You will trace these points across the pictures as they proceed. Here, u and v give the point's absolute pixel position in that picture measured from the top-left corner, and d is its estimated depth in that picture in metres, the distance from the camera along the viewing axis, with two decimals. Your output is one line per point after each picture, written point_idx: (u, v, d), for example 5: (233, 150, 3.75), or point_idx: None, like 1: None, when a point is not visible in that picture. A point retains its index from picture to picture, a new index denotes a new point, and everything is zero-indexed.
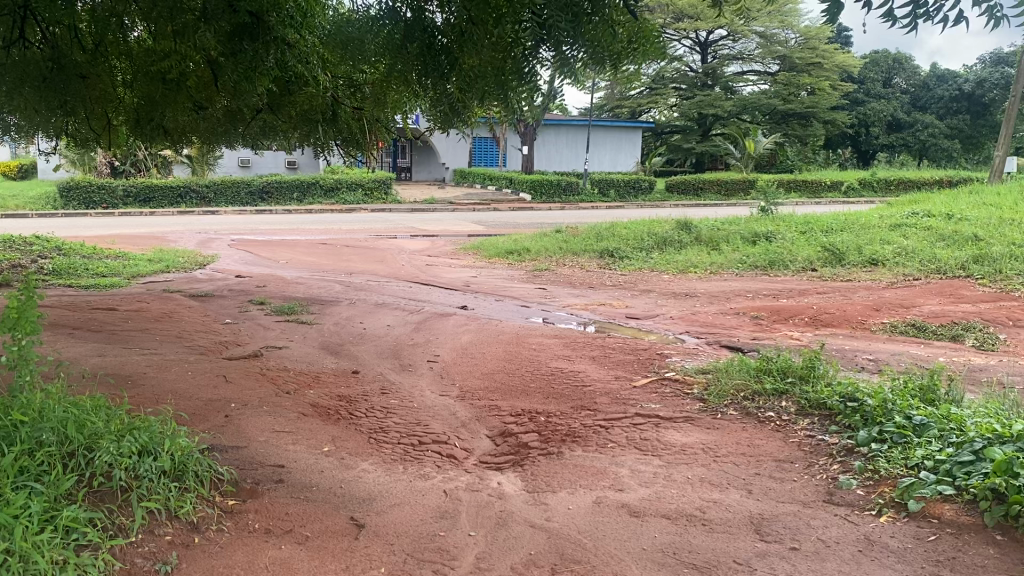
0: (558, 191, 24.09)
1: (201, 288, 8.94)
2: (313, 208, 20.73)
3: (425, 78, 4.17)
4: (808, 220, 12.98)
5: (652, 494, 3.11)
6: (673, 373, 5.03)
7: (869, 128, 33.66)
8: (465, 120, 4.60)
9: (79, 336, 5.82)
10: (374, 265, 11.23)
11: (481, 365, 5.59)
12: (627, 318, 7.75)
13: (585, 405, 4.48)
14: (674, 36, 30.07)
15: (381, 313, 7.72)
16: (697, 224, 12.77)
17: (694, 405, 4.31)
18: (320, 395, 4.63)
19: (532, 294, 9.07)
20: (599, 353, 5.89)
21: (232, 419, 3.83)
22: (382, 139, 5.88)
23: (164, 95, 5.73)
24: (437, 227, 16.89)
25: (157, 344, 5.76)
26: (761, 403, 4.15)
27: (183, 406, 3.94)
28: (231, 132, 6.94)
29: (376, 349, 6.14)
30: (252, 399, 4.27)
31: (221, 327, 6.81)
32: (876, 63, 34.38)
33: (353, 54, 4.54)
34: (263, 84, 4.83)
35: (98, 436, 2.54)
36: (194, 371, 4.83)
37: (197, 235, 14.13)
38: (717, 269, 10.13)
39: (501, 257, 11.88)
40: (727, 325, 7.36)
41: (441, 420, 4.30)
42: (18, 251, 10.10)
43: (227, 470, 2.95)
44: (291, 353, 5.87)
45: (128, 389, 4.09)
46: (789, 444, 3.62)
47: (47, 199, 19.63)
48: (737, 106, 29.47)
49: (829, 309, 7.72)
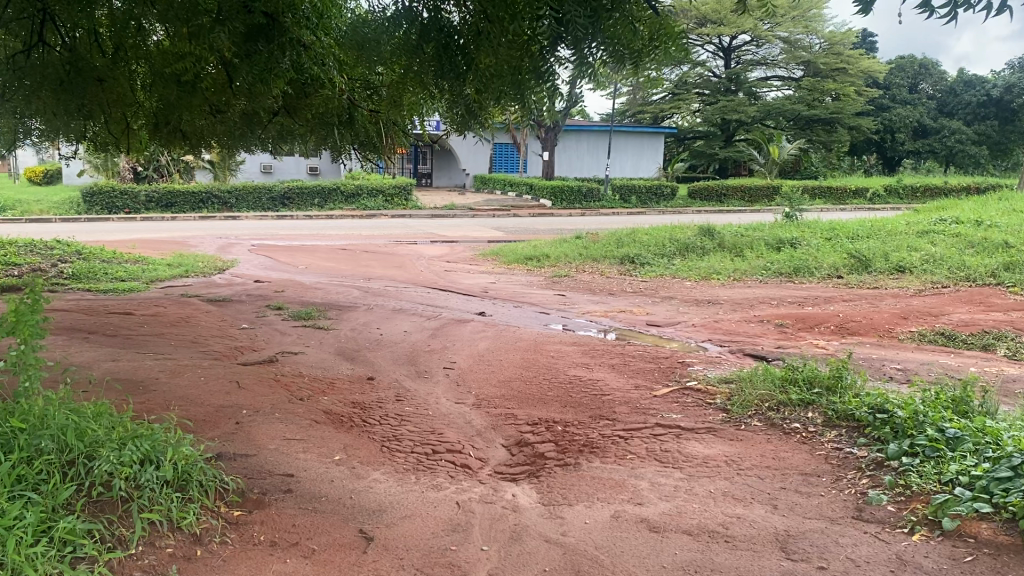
0: (578, 197, 23.99)
1: (219, 293, 8.91)
2: (334, 214, 20.76)
3: (440, 81, 4.09)
4: (833, 226, 12.78)
5: (672, 509, 2.99)
6: (695, 382, 4.90)
7: (895, 134, 33.28)
8: (482, 122, 4.50)
9: (93, 340, 5.78)
10: (393, 271, 11.17)
11: (498, 373, 5.49)
12: (648, 325, 7.62)
13: (604, 415, 4.36)
14: (697, 42, 29.93)
15: (399, 318, 7.64)
16: (719, 230, 12.63)
17: (717, 416, 4.18)
18: (334, 401, 4.55)
19: (551, 300, 8.96)
20: (618, 361, 5.77)
21: (243, 427, 3.75)
22: (399, 142, 5.85)
23: (180, 98, 5.69)
24: (456, 233, 16.84)
25: (172, 349, 5.72)
26: (786, 414, 4.01)
27: (192, 413, 3.87)
28: (249, 136, 6.92)
29: (393, 356, 6.05)
30: (265, 405, 4.19)
31: (237, 332, 6.76)
32: (903, 69, 34.04)
33: (369, 55, 4.47)
34: (278, 86, 4.78)
35: (99, 445, 2.46)
36: (207, 377, 4.76)
37: (218, 240, 14.16)
38: (741, 276, 9.98)
39: (521, 263, 11.79)
40: (750, 333, 7.21)
41: (456, 428, 4.20)
42: (38, 254, 10.14)
43: (233, 480, 2.87)
44: (307, 359, 5.80)
45: (138, 396, 4.03)
46: (816, 457, 3.48)
47: (71, 204, 19.82)
48: (761, 112, 29.21)
49: (855, 317, 7.55)
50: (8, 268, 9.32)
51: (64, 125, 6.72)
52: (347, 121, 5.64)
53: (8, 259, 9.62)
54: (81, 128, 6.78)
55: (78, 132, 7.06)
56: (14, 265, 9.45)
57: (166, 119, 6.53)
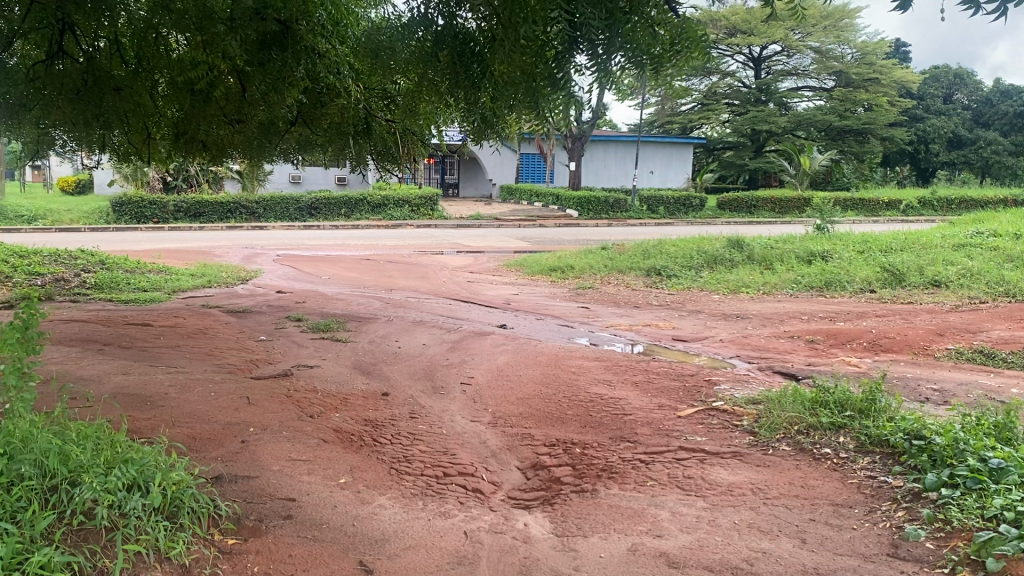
0: (605, 208, 23.81)
1: (240, 304, 8.85)
2: (360, 224, 20.75)
3: (456, 90, 3.97)
4: (866, 239, 12.48)
5: (693, 542, 2.81)
6: (721, 402, 4.69)
7: (929, 145, 32.73)
8: (500, 131, 4.37)
9: (108, 352, 5.72)
10: (416, 282, 11.06)
11: (516, 390, 5.33)
12: (674, 340, 7.41)
13: (625, 436, 4.18)
14: (726, 52, 29.69)
15: (418, 331, 7.50)
16: (749, 242, 12.37)
17: (743, 439, 3.98)
18: (345, 419, 4.41)
19: (574, 313, 8.78)
20: (642, 378, 5.58)
21: (248, 446, 3.63)
22: (417, 151, 5.70)
23: (197, 107, 5.65)
24: (481, 244, 16.72)
25: (186, 362, 5.62)
26: (816, 439, 3.80)
27: (197, 432, 3.76)
28: (269, 147, 6.85)
29: (409, 370, 5.91)
30: (273, 423, 4.06)
31: (254, 344, 6.66)
32: (937, 79, 33.54)
33: (384, 64, 4.35)
34: (292, 95, 4.69)
35: (84, 470, 2.33)
36: (217, 392, 4.66)
37: (243, 250, 14.16)
38: (770, 289, 9.74)
39: (545, 275, 11.62)
40: (780, 349, 6.98)
41: (470, 449, 4.05)
42: (62, 264, 10.17)
43: (229, 506, 2.73)
44: (322, 373, 5.68)
45: (142, 414, 3.92)
46: (848, 486, 3.27)
47: (100, 214, 19.99)
48: (791, 122, 28.86)
49: (889, 333, 7.29)
50: (32, 277, 9.33)
51: (83, 136, 6.66)
52: (364, 131, 5.54)
53: (32, 268, 9.64)
54: (101, 138, 6.73)
55: (97, 143, 6.99)
56: (38, 274, 9.47)
57: (185, 128, 6.45)
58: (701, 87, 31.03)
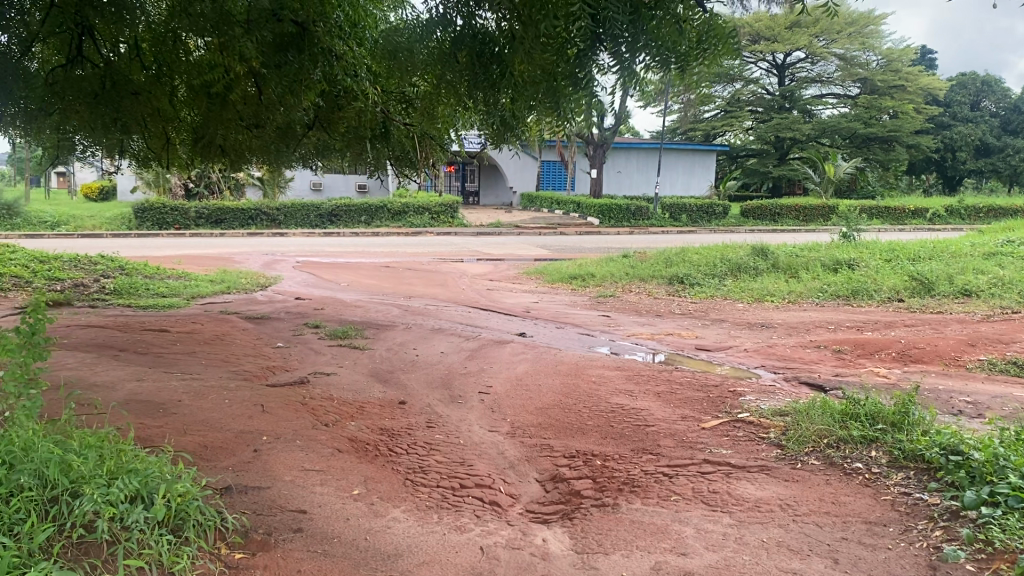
0: (626, 215, 23.65)
1: (259, 310, 8.81)
2: (380, 231, 20.74)
3: (475, 91, 3.88)
4: (893, 247, 12.27)
5: (719, 561, 2.68)
6: (746, 414, 4.55)
7: (956, 153, 32.32)
8: (519, 134, 4.28)
9: (123, 358, 5.67)
10: (435, 289, 10.97)
11: (536, 399, 5.21)
12: (697, 350, 7.26)
13: (647, 448, 4.06)
14: (750, 59, 29.51)
15: (437, 339, 7.41)
16: (773, 250, 12.20)
17: (770, 453, 3.85)
18: (361, 427, 4.31)
19: (595, 322, 8.65)
20: (664, 388, 5.44)
21: (260, 455, 3.54)
22: (435, 155, 5.61)
23: (214, 112, 5.59)
24: (501, 251, 16.64)
25: (201, 369, 5.56)
26: (847, 452, 3.65)
27: (208, 441, 3.68)
28: (287, 152, 6.79)
29: (427, 378, 5.82)
30: (287, 431, 3.97)
31: (271, 351, 6.60)
32: (964, 86, 33.14)
33: (402, 66, 4.26)
34: (308, 98, 4.62)
35: (86, 481, 2.24)
36: (231, 400, 4.58)
37: (264, 257, 14.18)
38: (795, 298, 9.56)
39: (565, 283, 11.51)
40: (806, 359, 6.82)
41: (487, 460, 3.94)
42: (82, 270, 10.18)
43: (237, 520, 2.63)
44: (338, 380, 5.59)
45: (154, 423, 3.85)
46: (881, 503, 3.13)
47: (123, 220, 20.12)
48: (815, 130, 28.58)
49: (919, 343, 7.11)
50: (51, 283, 9.34)
51: (102, 141, 6.64)
52: (382, 135, 5.46)
53: (52, 274, 9.66)
54: (120, 143, 6.70)
55: (117, 149, 6.97)
56: (58, 280, 9.49)
57: (205, 134, 6.43)
58: (724, 94, 30.86)
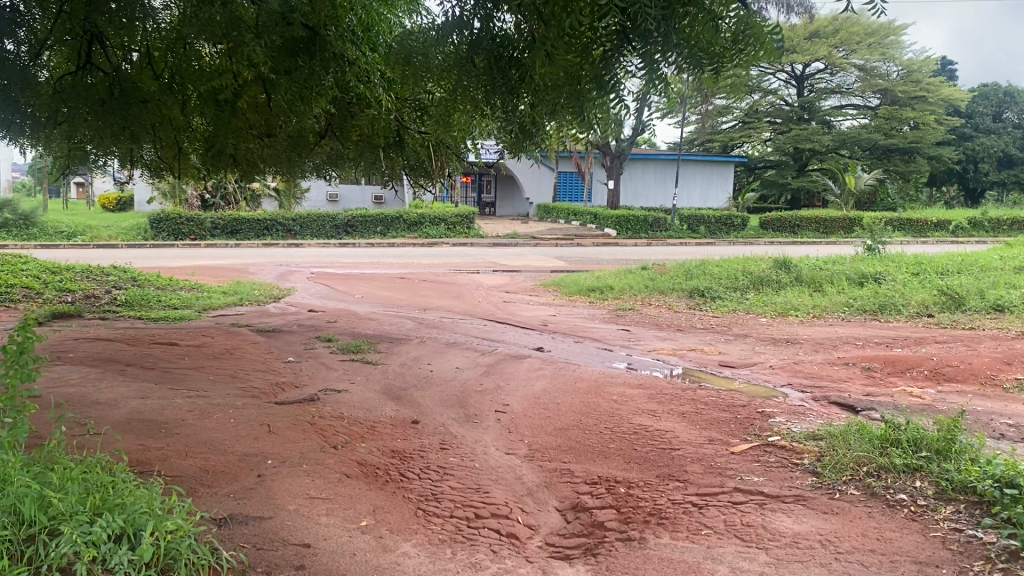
0: (644, 227, 23.42)
1: (271, 323, 8.64)
2: (396, 242, 20.62)
3: (492, 97, 3.69)
4: (920, 261, 11.97)
5: None
6: (777, 438, 4.31)
7: (978, 165, 31.91)
8: (537, 142, 4.09)
9: (129, 373, 5.51)
10: (450, 301, 10.78)
11: (554, 419, 5.00)
12: (721, 366, 7.02)
13: (673, 475, 3.83)
14: (769, 70, 29.30)
15: (452, 353, 7.20)
16: (795, 263, 11.94)
17: (804, 481, 3.61)
18: (371, 450, 4.11)
19: (615, 336, 8.42)
20: (688, 408, 5.20)
21: (264, 482, 3.34)
22: (451, 166, 5.43)
23: (224, 121, 5.40)
24: (518, 263, 16.44)
25: (209, 385, 5.38)
26: (889, 482, 3.40)
27: (210, 465, 3.49)
28: (300, 163, 6.63)
29: (441, 396, 5.61)
30: (293, 454, 3.77)
31: (282, 365, 6.41)
32: (986, 97, 32.76)
33: (416, 72, 4.07)
34: (320, 105, 4.44)
35: (66, 517, 2.06)
36: (236, 419, 4.39)
37: (278, 268, 14.03)
38: (820, 313, 9.30)
39: (583, 295, 11.29)
40: (835, 378, 6.56)
41: (504, 486, 3.73)
42: (94, 281, 10.07)
43: (234, 559, 2.42)
44: (350, 397, 5.39)
45: (153, 447, 3.67)
46: (931, 541, 2.88)
47: (139, 230, 20.10)
48: (835, 141, 28.23)
49: (952, 361, 6.83)
50: (62, 294, 9.22)
51: (113, 152, 6.47)
52: (395, 143, 5.28)
53: (63, 285, 9.54)
54: (131, 153, 6.54)
55: (128, 159, 6.80)
56: (69, 291, 9.36)
57: (218, 145, 6.25)
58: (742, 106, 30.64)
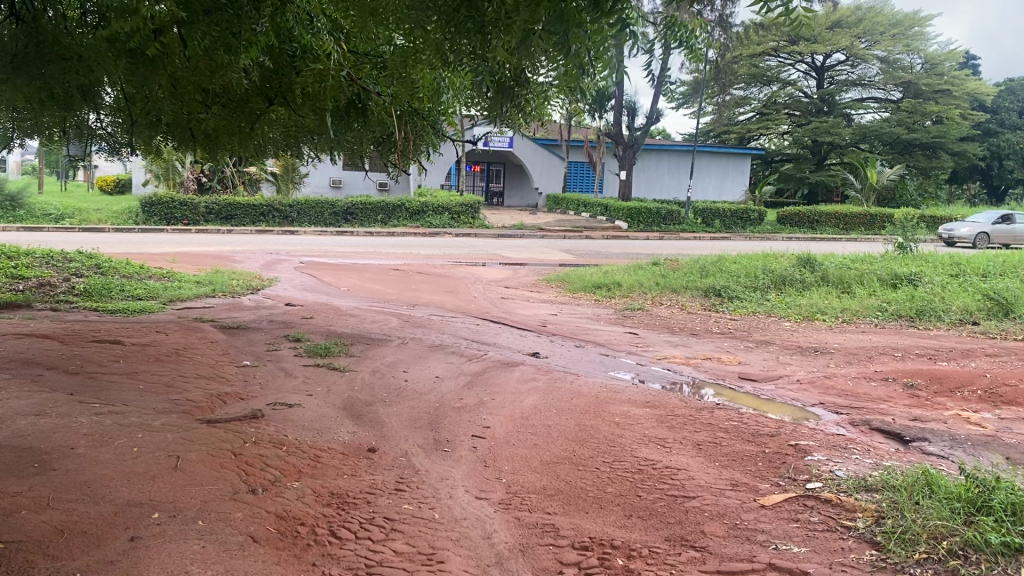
0: (657, 219, 22.36)
1: (239, 318, 7.77)
2: (397, 232, 19.74)
3: (455, 42, 2.73)
4: (957, 260, 11.04)
5: None
6: (820, 486, 3.40)
7: (1003, 162, 30.79)
8: (521, 97, 3.23)
9: (40, 381, 4.66)
10: (442, 297, 9.88)
11: (543, 449, 4.11)
12: (742, 380, 6.10)
13: (688, 539, 2.94)
14: (786, 61, 28.33)
15: (433, 359, 6.30)
16: (821, 261, 10.98)
17: (860, 556, 2.70)
18: (302, 494, 3.22)
19: (621, 340, 7.52)
20: (706, 437, 4.29)
21: (133, 551, 2.47)
22: (422, 134, 4.60)
23: (154, 90, 4.39)
24: (523, 255, 15.54)
25: (134, 397, 4.53)
26: (983, 567, 2.49)
27: (67, 524, 2.61)
28: (271, 144, 5.76)
29: (411, 414, 4.73)
30: (192, 505, 2.90)
31: (234, 370, 5.55)
32: (1013, 93, 31.79)
33: (356, 18, 3.16)
34: (249, 57, 3.52)
35: None
36: (141, 447, 3.52)
37: (266, 256, 13.17)
38: (850, 318, 8.36)
39: (589, 292, 10.41)
40: (875, 397, 5.64)
41: (466, 551, 2.86)
42: (53, 268, 9.24)
43: None
44: (301, 414, 4.51)
45: (8, 494, 2.81)
46: None
47: (130, 215, 19.23)
48: (857, 134, 27.25)
49: (1010, 378, 5.90)
50: (14, 281, 8.41)
51: (54, 128, 5.50)
52: (358, 112, 4.40)
53: (17, 271, 8.73)
54: (79, 125, 5.56)
55: (78, 134, 5.87)
56: (22, 278, 8.56)
57: (174, 134, 5.32)
58: (760, 96, 29.51)
